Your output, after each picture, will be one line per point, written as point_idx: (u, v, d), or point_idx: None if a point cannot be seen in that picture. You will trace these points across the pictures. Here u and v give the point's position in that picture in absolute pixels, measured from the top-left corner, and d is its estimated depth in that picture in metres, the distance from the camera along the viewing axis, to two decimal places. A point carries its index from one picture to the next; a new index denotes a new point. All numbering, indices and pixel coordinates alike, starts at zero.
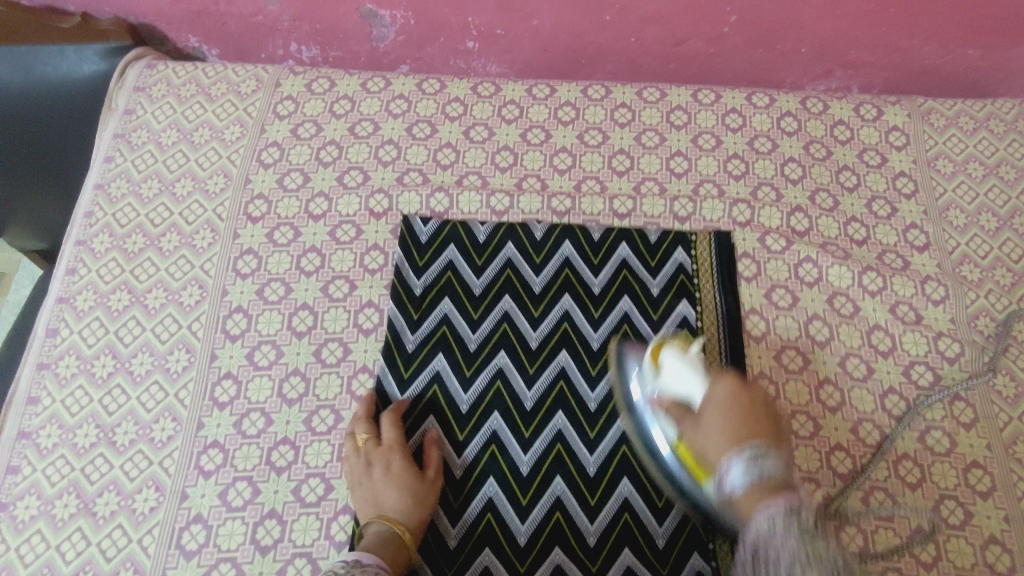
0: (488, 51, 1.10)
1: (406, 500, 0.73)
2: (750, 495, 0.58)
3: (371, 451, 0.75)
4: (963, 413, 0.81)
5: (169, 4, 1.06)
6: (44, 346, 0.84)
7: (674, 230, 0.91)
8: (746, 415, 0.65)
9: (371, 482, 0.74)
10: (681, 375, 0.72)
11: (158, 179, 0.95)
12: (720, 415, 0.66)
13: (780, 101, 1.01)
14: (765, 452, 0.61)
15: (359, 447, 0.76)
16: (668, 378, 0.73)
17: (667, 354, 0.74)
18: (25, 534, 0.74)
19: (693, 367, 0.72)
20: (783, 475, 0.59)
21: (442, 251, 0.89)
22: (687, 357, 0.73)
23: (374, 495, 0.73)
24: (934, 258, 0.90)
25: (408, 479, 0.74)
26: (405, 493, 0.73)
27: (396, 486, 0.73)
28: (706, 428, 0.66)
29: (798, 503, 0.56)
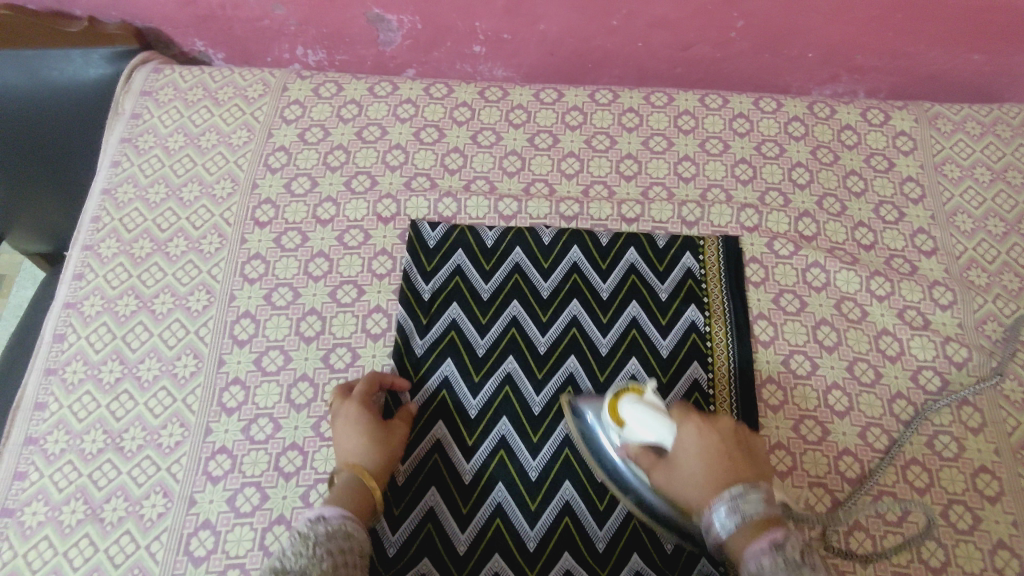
0: (495, 55, 1.08)
1: (373, 451, 0.72)
2: (739, 543, 0.56)
3: (343, 408, 0.75)
4: (971, 417, 0.80)
5: (177, 9, 1.05)
6: (52, 351, 0.83)
7: (682, 235, 0.90)
8: (721, 458, 0.63)
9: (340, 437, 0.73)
10: (641, 424, 0.67)
11: (165, 183, 0.94)
12: (696, 461, 0.63)
13: (787, 106, 1.00)
14: (748, 492, 0.58)
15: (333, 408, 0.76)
16: (630, 429, 0.68)
17: (624, 404, 0.68)
18: (32, 540, 0.73)
19: (654, 410, 0.67)
20: (771, 509, 0.57)
21: (450, 255, 0.88)
22: (644, 402, 0.68)
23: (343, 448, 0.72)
24: (942, 263, 0.90)
25: (368, 427, 0.73)
26: (373, 445, 0.73)
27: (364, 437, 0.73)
28: (684, 473, 0.63)
29: (784, 537, 0.54)
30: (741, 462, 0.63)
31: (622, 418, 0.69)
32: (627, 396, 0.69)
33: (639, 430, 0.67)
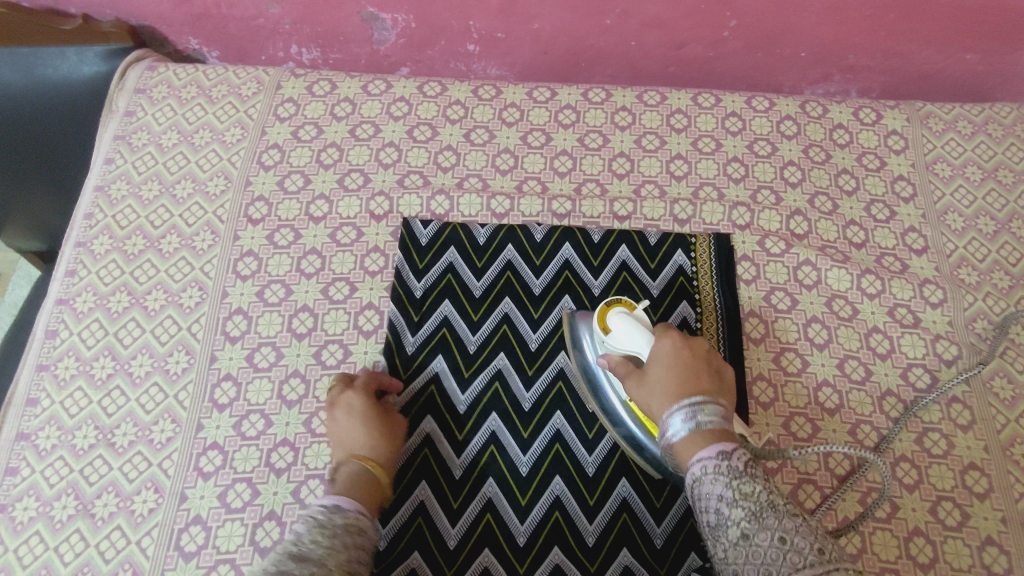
0: (488, 55, 1.09)
1: (378, 445, 0.73)
2: (687, 444, 0.64)
3: (348, 399, 0.76)
4: (960, 415, 0.81)
5: (171, 8, 1.06)
6: (44, 347, 0.83)
7: (673, 232, 0.91)
8: (689, 370, 0.69)
9: (345, 429, 0.74)
10: (625, 334, 0.73)
11: (158, 181, 0.94)
12: (667, 370, 0.69)
13: (780, 105, 1.01)
14: (705, 402, 0.65)
15: (335, 397, 0.76)
16: (615, 338, 0.75)
17: (616, 316, 0.74)
18: (23, 535, 0.73)
19: (639, 326, 0.73)
20: (723, 421, 0.65)
21: (442, 253, 0.88)
22: (633, 317, 0.74)
23: (348, 440, 0.73)
24: (933, 261, 0.90)
25: (372, 417, 0.75)
26: (378, 437, 0.74)
27: (371, 430, 0.74)
28: (653, 384, 0.70)
29: (731, 448, 0.62)
30: (707, 377, 0.69)
31: (608, 326, 0.75)
32: (620, 308, 0.75)
33: (622, 340, 0.74)
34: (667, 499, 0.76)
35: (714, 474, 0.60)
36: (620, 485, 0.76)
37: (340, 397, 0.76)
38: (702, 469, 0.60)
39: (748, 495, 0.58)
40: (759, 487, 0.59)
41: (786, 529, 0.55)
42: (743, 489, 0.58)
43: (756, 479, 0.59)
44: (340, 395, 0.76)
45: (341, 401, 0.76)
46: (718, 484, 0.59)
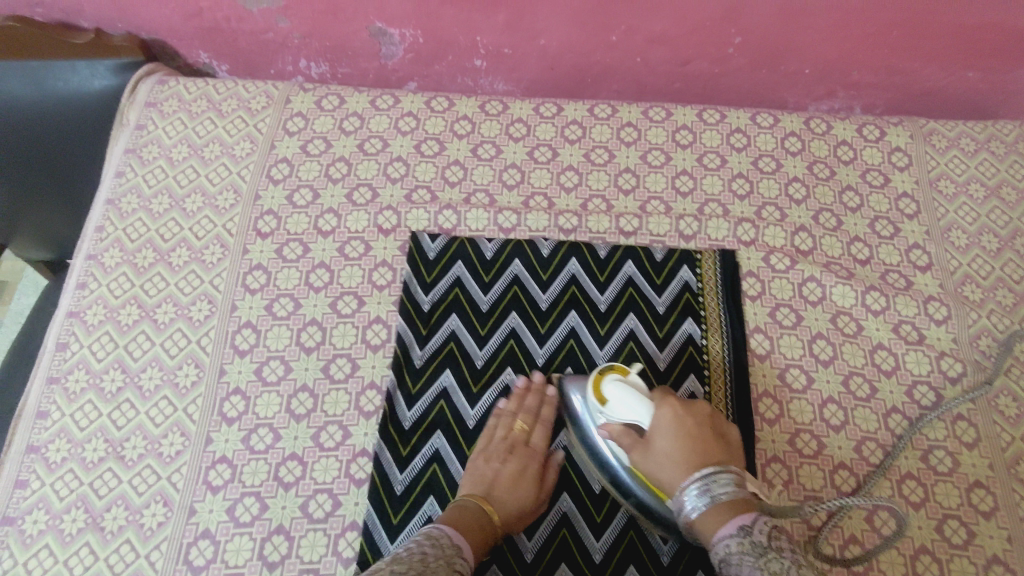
0: (496, 69, 1.08)
1: (522, 500, 0.73)
2: (710, 521, 0.63)
3: (500, 444, 0.77)
4: (965, 432, 0.81)
5: (182, 21, 1.03)
6: (54, 361, 0.83)
7: (679, 248, 0.91)
8: (696, 442, 0.68)
9: (483, 468, 0.75)
10: (624, 403, 0.71)
11: (169, 195, 0.94)
12: (670, 441, 0.68)
13: (784, 121, 1.01)
14: (719, 472, 0.65)
15: (504, 434, 0.78)
16: (614, 407, 0.72)
17: (609, 384, 0.72)
18: (33, 548, 0.73)
19: (638, 393, 0.71)
20: (741, 491, 0.64)
21: (449, 268, 0.89)
22: (630, 384, 0.72)
23: (501, 480, 0.74)
24: (936, 278, 0.91)
25: (526, 480, 0.75)
26: (523, 496, 0.74)
27: (520, 485, 0.74)
28: (654, 459, 0.69)
29: (751, 522, 0.61)
30: (716, 445, 0.69)
31: (606, 395, 0.72)
32: (612, 375, 0.73)
33: (621, 410, 0.71)
34: None
35: (741, 553, 0.58)
36: None
37: (516, 436, 0.78)
38: (727, 550, 0.60)
39: (780, 575, 0.56)
40: (789, 562, 0.56)
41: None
42: (772, 567, 0.56)
43: (783, 553, 0.58)
44: (509, 434, 0.78)
45: (482, 444, 0.77)
46: (748, 568, 0.57)
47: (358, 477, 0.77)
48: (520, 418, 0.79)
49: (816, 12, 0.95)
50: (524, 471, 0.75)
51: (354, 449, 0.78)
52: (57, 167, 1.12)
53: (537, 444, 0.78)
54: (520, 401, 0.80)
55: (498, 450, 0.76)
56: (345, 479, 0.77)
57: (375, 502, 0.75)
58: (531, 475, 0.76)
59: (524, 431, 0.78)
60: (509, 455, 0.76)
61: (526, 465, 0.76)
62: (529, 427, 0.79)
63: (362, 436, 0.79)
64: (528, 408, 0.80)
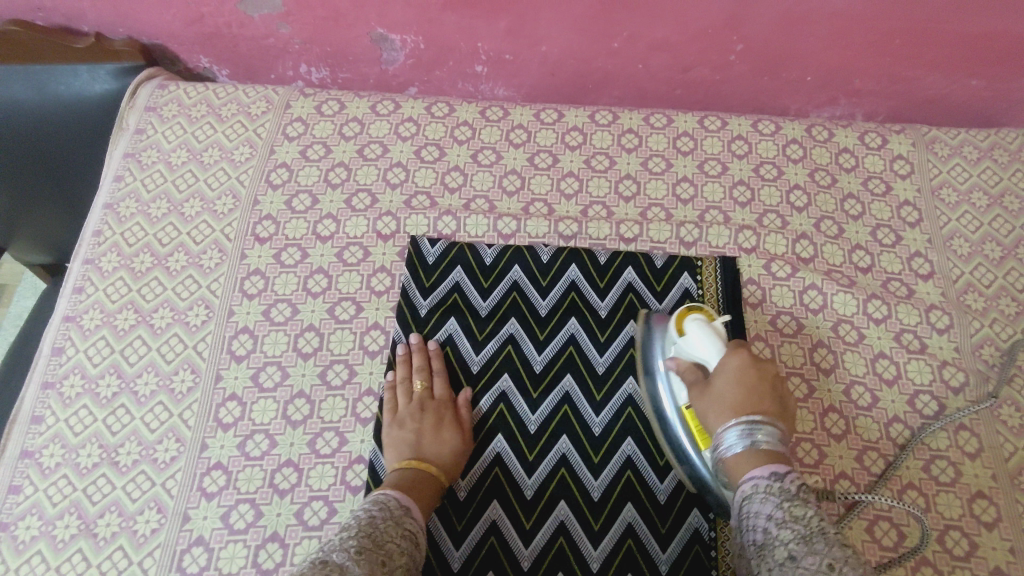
0: (496, 75, 1.08)
1: (449, 446, 0.76)
2: (742, 462, 0.63)
3: (411, 407, 0.78)
4: (968, 442, 0.80)
5: (183, 26, 1.02)
6: (49, 365, 0.83)
7: (680, 255, 0.90)
8: (753, 393, 0.68)
9: (407, 431, 0.76)
10: (701, 342, 0.73)
11: (167, 199, 0.94)
12: (729, 385, 0.69)
13: (785, 128, 1.01)
14: (766, 422, 0.65)
15: (408, 397, 0.79)
16: (689, 343, 0.75)
17: (691, 322, 0.74)
18: (25, 555, 0.73)
19: (717, 337, 0.73)
20: (780, 447, 0.64)
21: (449, 273, 0.88)
22: (711, 328, 0.74)
23: (426, 437, 0.76)
24: (939, 286, 0.90)
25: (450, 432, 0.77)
26: (450, 440, 0.76)
27: (443, 435, 0.76)
28: (711, 398, 0.69)
29: (785, 471, 0.61)
30: (772, 401, 0.68)
31: (685, 331, 0.75)
32: (696, 315, 0.75)
33: (695, 346, 0.74)
34: (672, 525, 0.75)
35: (766, 491, 0.58)
36: (625, 510, 0.76)
37: (418, 396, 0.79)
38: (753, 486, 0.60)
39: (798, 518, 0.55)
40: (812, 511, 0.56)
41: (833, 555, 0.50)
42: (795, 511, 0.56)
43: (808, 504, 0.57)
44: (414, 396, 0.79)
45: (393, 407, 0.79)
46: (769, 505, 0.57)
47: (354, 485, 0.76)
48: (415, 379, 0.80)
49: (818, 20, 0.95)
50: (443, 421, 0.77)
51: (350, 456, 0.78)
52: (53, 166, 1.12)
53: (442, 394, 0.80)
54: (407, 364, 0.82)
55: (410, 414, 0.78)
56: (340, 486, 0.76)
57: None
58: (450, 423, 0.77)
59: (424, 388, 0.80)
60: (424, 412, 0.78)
61: (443, 415, 0.78)
62: (426, 384, 0.80)
63: (358, 443, 0.78)
64: (417, 368, 0.81)
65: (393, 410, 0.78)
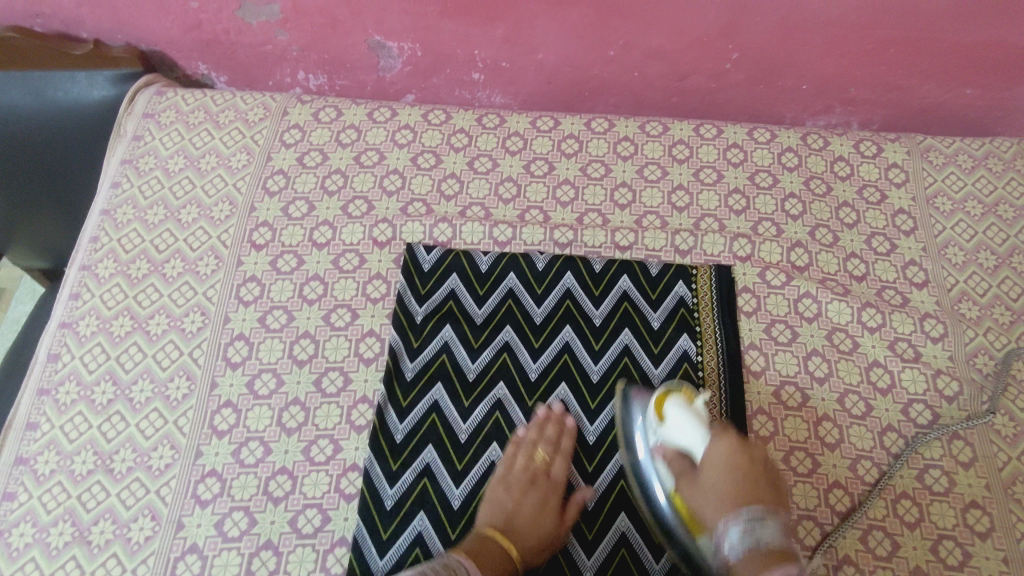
0: (493, 82, 1.08)
1: (542, 531, 0.73)
2: (748, 559, 0.63)
3: (521, 475, 0.77)
4: (961, 451, 0.80)
5: (181, 33, 1.03)
6: (45, 372, 0.83)
7: (674, 263, 0.91)
8: (749, 484, 0.69)
9: (505, 499, 0.75)
10: (685, 427, 0.74)
11: (164, 206, 0.94)
12: (723, 479, 0.70)
13: (781, 136, 1.01)
14: (767, 515, 0.66)
15: (525, 463, 0.77)
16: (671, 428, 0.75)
17: (673, 406, 0.75)
18: (19, 562, 0.73)
19: (700, 420, 0.74)
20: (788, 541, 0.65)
21: (444, 279, 0.89)
22: (693, 410, 0.75)
23: (524, 510, 0.74)
24: (933, 295, 0.90)
25: (545, 511, 0.74)
26: (545, 527, 0.73)
27: (540, 516, 0.74)
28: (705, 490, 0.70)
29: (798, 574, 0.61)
30: (765, 490, 0.69)
31: (666, 416, 0.75)
32: (676, 398, 0.75)
33: (679, 432, 0.74)
34: None
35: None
36: (619, 520, 0.76)
37: (536, 466, 0.77)
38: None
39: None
40: None
41: None
42: None
43: None
44: (530, 464, 0.77)
45: (501, 471, 0.77)
46: None
47: (348, 492, 0.76)
48: (541, 447, 0.78)
49: (813, 28, 0.95)
50: (546, 502, 0.75)
51: (344, 464, 0.78)
52: (51, 172, 1.12)
53: (556, 474, 0.77)
54: (542, 428, 0.79)
55: (519, 480, 0.76)
56: (335, 493, 0.76)
57: (364, 515, 0.75)
58: (552, 508, 0.75)
59: (545, 462, 0.77)
60: (531, 487, 0.76)
61: (548, 496, 0.76)
62: (549, 456, 0.78)
63: (353, 450, 0.78)
64: (548, 437, 0.78)
65: (502, 471, 0.77)
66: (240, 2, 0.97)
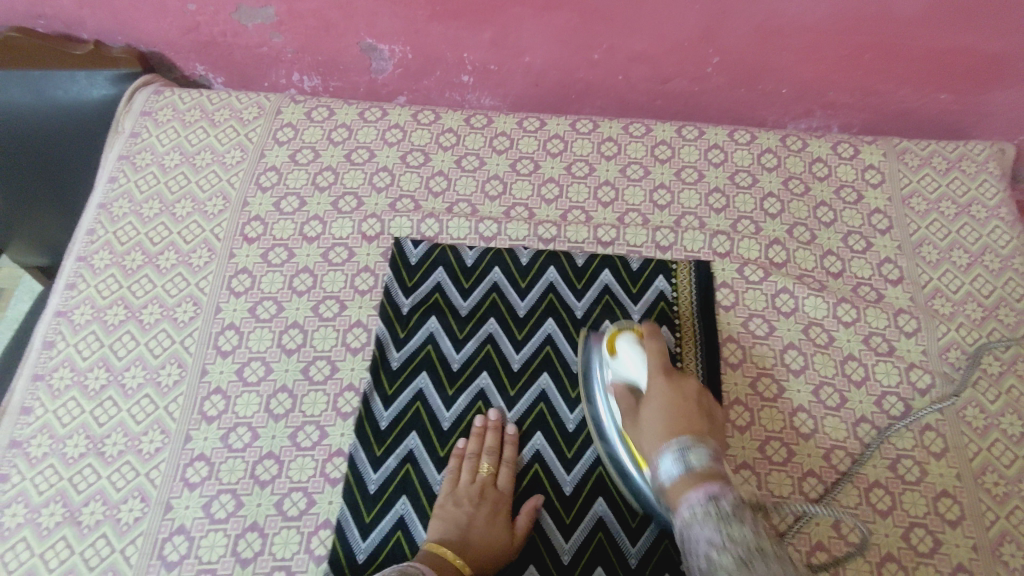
0: (482, 85, 1.12)
1: (495, 544, 0.73)
2: (680, 486, 0.60)
3: (469, 489, 0.77)
4: (933, 442, 0.82)
5: (179, 35, 1.06)
6: (40, 358, 0.85)
7: (655, 258, 0.93)
8: (680, 409, 0.68)
9: (458, 514, 0.75)
10: (630, 360, 0.75)
11: (159, 200, 0.96)
12: (656, 409, 0.69)
13: (761, 138, 1.04)
14: (694, 441, 0.63)
15: (472, 476, 0.78)
16: (622, 364, 0.77)
17: (621, 342, 0.77)
18: (10, 541, 0.75)
19: (645, 353, 0.75)
20: (717, 464, 0.61)
21: (431, 273, 0.91)
22: (641, 344, 0.76)
23: (477, 524, 0.74)
24: (907, 291, 0.92)
25: (495, 519, 0.75)
26: (499, 538, 0.74)
27: (493, 528, 0.74)
28: (645, 422, 0.69)
29: (720, 491, 0.57)
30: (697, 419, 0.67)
31: (617, 351, 0.77)
32: (626, 335, 0.77)
33: (626, 365, 0.76)
34: (642, 520, 0.77)
35: (704, 516, 0.55)
36: (596, 504, 0.78)
37: (483, 478, 0.78)
38: (688, 511, 0.56)
39: (737, 540, 0.52)
40: (750, 530, 0.53)
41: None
42: (733, 534, 0.52)
43: (746, 522, 0.54)
44: (476, 478, 0.78)
45: (449, 487, 0.77)
46: (708, 528, 0.54)
47: (333, 477, 0.78)
48: (484, 460, 0.78)
49: (791, 34, 0.98)
50: (497, 515, 0.76)
51: (329, 450, 0.80)
52: (51, 168, 1.15)
53: (503, 487, 0.78)
54: (480, 440, 0.80)
55: (468, 495, 0.76)
56: (320, 478, 0.78)
57: (348, 499, 0.77)
58: (503, 520, 0.75)
59: (491, 474, 0.78)
60: (481, 500, 0.76)
61: (498, 509, 0.76)
62: (494, 468, 0.78)
63: (338, 436, 0.80)
64: (489, 448, 0.79)
65: (449, 484, 0.78)
66: (237, 5, 1.00)
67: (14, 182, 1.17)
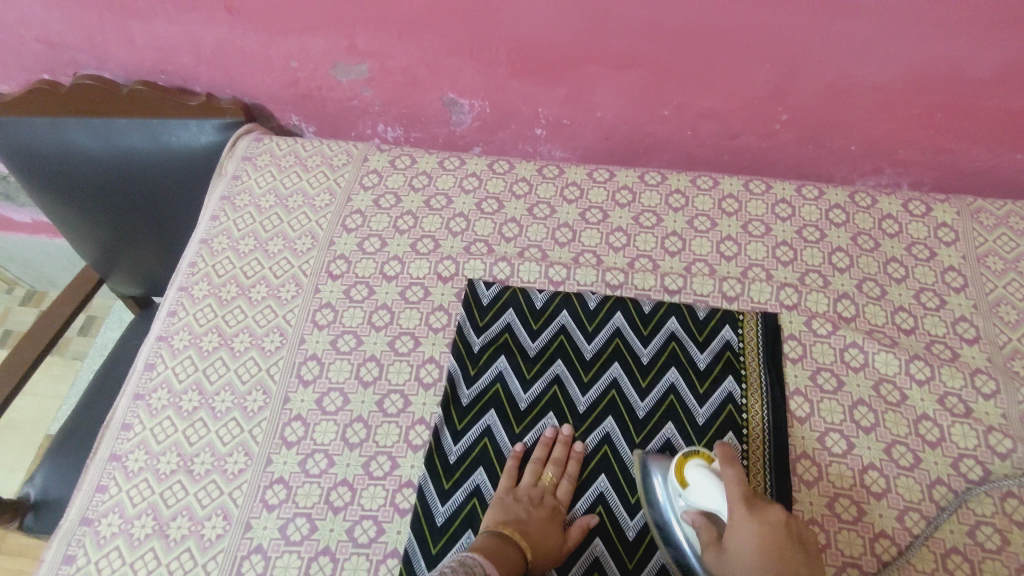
0: (554, 137, 1.17)
1: (549, 541, 0.76)
2: None
3: (530, 491, 0.81)
4: (1015, 510, 0.79)
5: (280, 89, 1.16)
6: (141, 379, 0.93)
7: (721, 308, 0.94)
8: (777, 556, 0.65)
9: (516, 507, 0.79)
10: (704, 489, 0.74)
11: (254, 237, 1.04)
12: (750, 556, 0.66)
13: (829, 194, 1.05)
14: None
15: (534, 480, 0.82)
16: (695, 493, 0.75)
17: (692, 469, 0.75)
18: (105, 549, 0.80)
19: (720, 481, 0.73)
20: None
21: (501, 314, 0.95)
22: (711, 472, 0.74)
23: (535, 519, 0.77)
24: (985, 352, 0.91)
25: (551, 520, 0.78)
26: (552, 540, 0.76)
27: (549, 529, 0.77)
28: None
29: None
30: (794, 561, 0.65)
31: (687, 481, 0.75)
32: (696, 462, 0.76)
33: (701, 496, 0.74)
34: None
35: None
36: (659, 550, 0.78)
37: (544, 485, 0.81)
38: None
39: None
40: None
41: None
42: None
43: None
44: (538, 483, 0.81)
45: (509, 485, 0.81)
46: None
47: (403, 507, 0.81)
48: (548, 468, 0.82)
49: (859, 93, 1.00)
50: (553, 519, 0.79)
51: (400, 480, 0.83)
52: (153, 203, 1.25)
53: (563, 497, 0.81)
54: (546, 449, 0.84)
55: (529, 496, 0.80)
56: (390, 507, 0.81)
57: (417, 530, 0.79)
58: (558, 525, 0.78)
59: (552, 482, 0.82)
60: (541, 503, 0.80)
61: (554, 514, 0.79)
62: (556, 478, 0.82)
63: (409, 468, 0.84)
64: (555, 459, 0.83)
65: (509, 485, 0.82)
66: (334, 62, 1.09)
67: (118, 214, 1.27)
